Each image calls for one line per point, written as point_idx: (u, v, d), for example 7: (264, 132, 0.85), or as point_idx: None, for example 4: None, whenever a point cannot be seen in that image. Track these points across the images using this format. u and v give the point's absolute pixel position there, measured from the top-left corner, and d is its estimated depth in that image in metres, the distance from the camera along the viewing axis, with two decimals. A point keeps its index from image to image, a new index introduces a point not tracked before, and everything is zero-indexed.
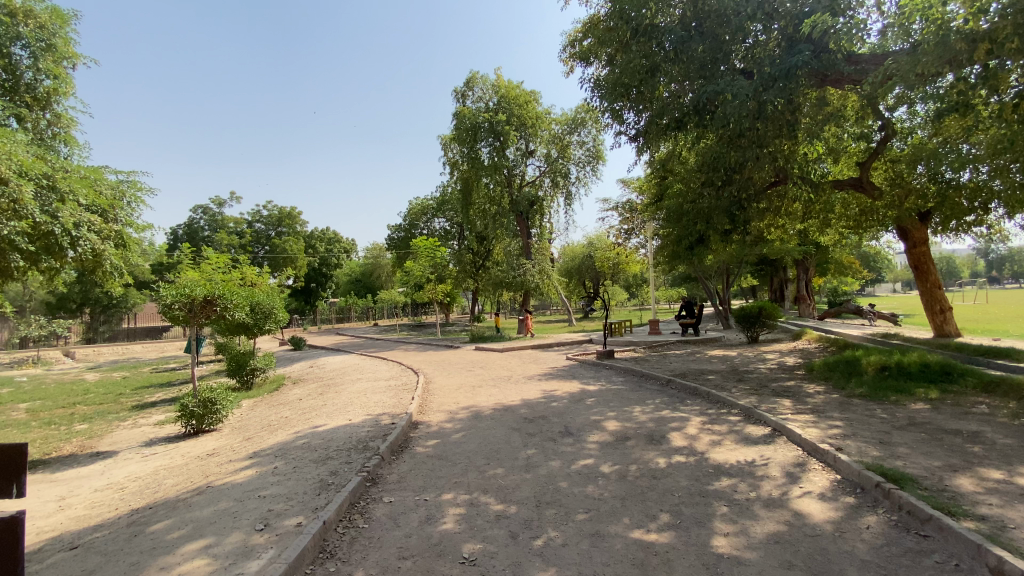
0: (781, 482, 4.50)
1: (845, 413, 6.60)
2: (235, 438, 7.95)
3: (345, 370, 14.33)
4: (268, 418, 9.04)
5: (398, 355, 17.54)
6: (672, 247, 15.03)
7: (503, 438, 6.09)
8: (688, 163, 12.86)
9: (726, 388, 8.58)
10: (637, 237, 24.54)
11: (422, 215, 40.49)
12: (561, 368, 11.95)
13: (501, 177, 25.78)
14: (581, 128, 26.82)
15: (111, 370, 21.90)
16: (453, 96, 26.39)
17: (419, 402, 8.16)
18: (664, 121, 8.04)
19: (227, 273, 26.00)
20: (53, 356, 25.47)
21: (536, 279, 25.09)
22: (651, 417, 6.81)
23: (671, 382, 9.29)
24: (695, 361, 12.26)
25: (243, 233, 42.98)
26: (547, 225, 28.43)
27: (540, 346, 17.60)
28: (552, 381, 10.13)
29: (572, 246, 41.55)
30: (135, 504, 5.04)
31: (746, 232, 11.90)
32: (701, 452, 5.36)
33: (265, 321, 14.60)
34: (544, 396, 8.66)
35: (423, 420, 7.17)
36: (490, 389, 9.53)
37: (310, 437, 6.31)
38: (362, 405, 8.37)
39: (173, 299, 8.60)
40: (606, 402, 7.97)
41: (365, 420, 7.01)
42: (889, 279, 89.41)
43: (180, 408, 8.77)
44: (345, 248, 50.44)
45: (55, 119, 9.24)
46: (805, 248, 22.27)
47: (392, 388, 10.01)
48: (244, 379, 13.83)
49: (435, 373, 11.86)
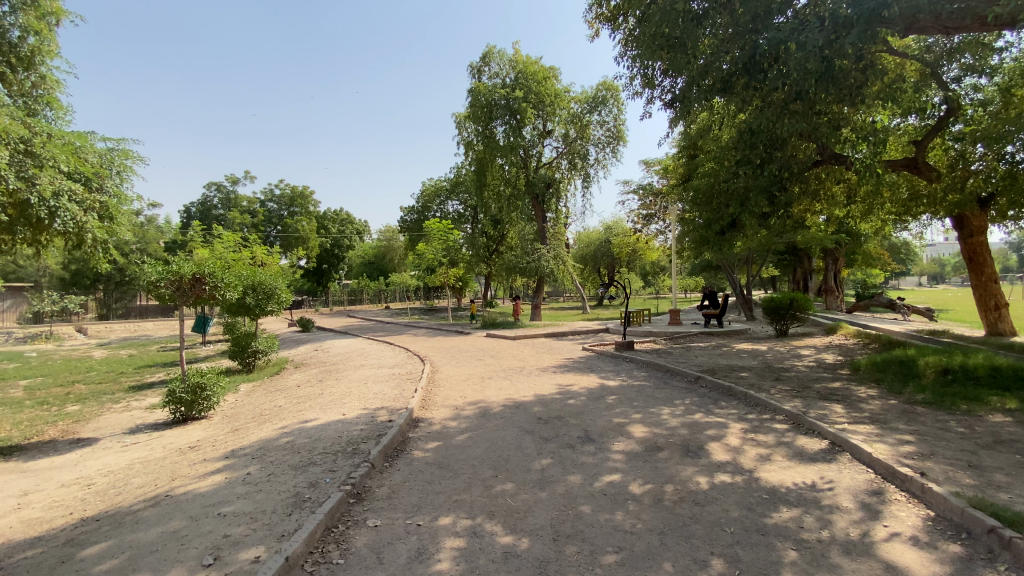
0: (858, 518, 3.64)
1: (912, 424, 5.70)
2: (223, 429, 7.30)
3: (349, 355, 13.68)
4: (262, 407, 8.38)
5: (406, 340, 16.91)
6: (699, 232, 13.98)
7: (513, 443, 5.29)
8: (722, 138, 11.79)
9: (764, 388, 7.68)
10: (657, 223, 23.46)
11: (435, 197, 39.78)
12: (577, 360, 11.12)
13: (516, 158, 24.84)
14: (602, 107, 25.53)
15: (121, 348, 21.65)
16: (468, 72, 25.36)
17: (422, 395, 7.41)
18: (710, 79, 7.13)
19: (237, 252, 25.52)
20: (66, 331, 25.39)
21: (551, 265, 24.21)
22: (683, 422, 5.98)
23: (701, 379, 8.41)
24: (723, 355, 11.33)
25: (256, 213, 42.56)
26: (563, 209, 27.46)
27: (554, 334, 16.77)
28: (567, 374, 9.30)
29: (588, 232, 40.56)
30: (87, 511, 4.36)
31: (786, 215, 10.89)
32: (748, 470, 4.53)
33: (267, 302, 13.96)
34: (559, 391, 7.84)
35: (424, 417, 6.42)
36: (500, 381, 8.74)
37: (297, 434, 5.59)
38: (361, 396, 7.64)
39: (159, 276, 7.87)
40: (629, 400, 7.14)
41: (359, 416, 6.26)
42: (915, 273, 86.50)
43: (167, 394, 8.13)
44: (358, 230, 49.98)
45: (41, 81, 7.94)
46: (837, 237, 21.07)
47: (395, 377, 9.28)
48: (245, 361, 13.32)
49: (443, 362, 11.14)
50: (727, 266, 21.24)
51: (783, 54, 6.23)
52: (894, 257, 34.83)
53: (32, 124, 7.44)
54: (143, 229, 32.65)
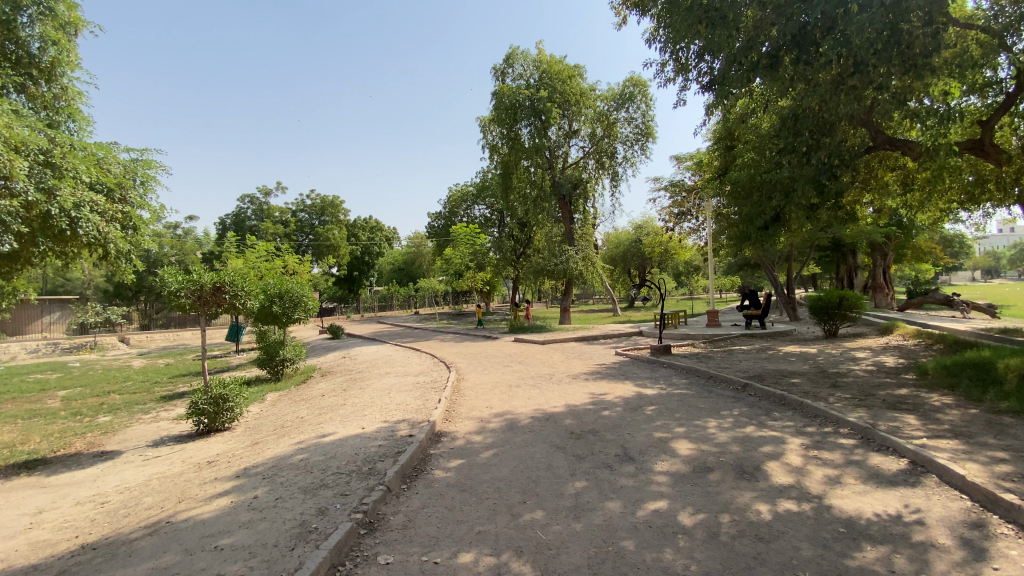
0: (962, 559, 2.99)
1: (1004, 438, 4.92)
2: (243, 442, 7.05)
3: (376, 362, 13.45)
4: (284, 418, 8.14)
5: (433, 346, 16.61)
6: (739, 228, 13.19)
7: (544, 462, 4.80)
8: (765, 125, 11.06)
9: (820, 396, 6.94)
10: (691, 220, 22.50)
11: (462, 202, 39.74)
12: (610, 366, 10.52)
13: (542, 160, 24.39)
14: (629, 104, 24.81)
15: (159, 357, 22.20)
16: (492, 74, 25.13)
17: (446, 407, 6.99)
18: (754, 57, 6.65)
19: (269, 262, 25.91)
20: (109, 341, 26.28)
21: (580, 267, 23.57)
22: (732, 437, 5.37)
23: (749, 387, 7.71)
24: (768, 359, 10.53)
25: (288, 223, 43.27)
26: (591, 210, 26.84)
27: (585, 338, 16.16)
28: (600, 381, 8.74)
29: (617, 233, 39.66)
30: (90, 535, 4.11)
31: (837, 206, 10.08)
32: (816, 497, 3.90)
33: (295, 311, 13.80)
34: (592, 400, 7.30)
35: (448, 430, 6.00)
36: (529, 390, 8.27)
37: (312, 451, 5.24)
38: (383, 407, 7.27)
39: (177, 285, 7.70)
40: (670, 412, 6.54)
41: (379, 430, 5.88)
42: (967, 267, 81.68)
43: (189, 406, 7.97)
44: (387, 236, 50.48)
45: (61, 92, 8.48)
46: (886, 230, 19.74)
47: (419, 386, 8.91)
48: (274, 369, 13.26)
49: (470, 369, 10.74)
50: (766, 263, 20.24)
51: (841, 19, 5.69)
52: (946, 251, 32.68)
53: (53, 135, 7.50)
54: (181, 241, 33.63)
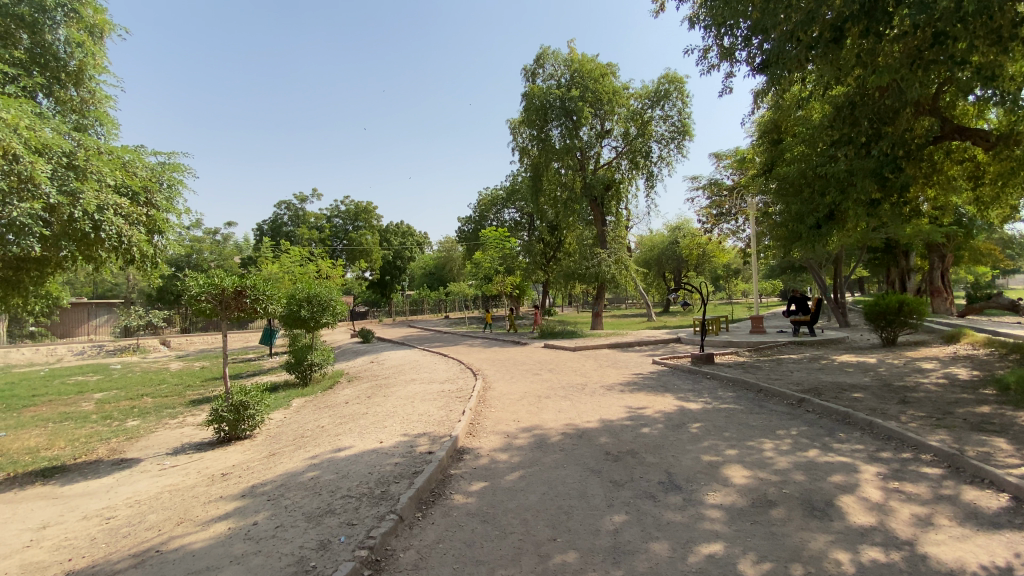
0: None
1: None
2: (261, 453, 6.77)
3: (403, 368, 13.15)
4: (305, 427, 7.86)
5: (461, 351, 16.24)
6: (786, 227, 12.26)
7: (576, 489, 4.27)
8: (818, 115, 10.20)
9: (890, 414, 6.13)
10: (731, 221, 21.40)
11: (492, 207, 39.56)
12: (647, 375, 9.86)
13: (574, 161, 23.79)
14: (664, 102, 23.92)
15: (195, 360, 22.70)
16: (522, 75, 24.76)
17: (471, 419, 6.54)
18: (814, 32, 6.04)
19: (302, 266, 26.22)
20: (151, 344, 27.12)
21: (613, 270, 22.81)
22: (794, 463, 4.69)
23: (805, 403, 6.96)
24: (822, 370, 9.64)
25: (323, 228, 43.93)
26: (624, 212, 26.04)
27: (619, 345, 15.46)
28: (637, 393, 8.11)
29: (651, 235, 38.53)
30: (83, 559, 3.81)
31: (900, 201, 9.16)
32: (907, 543, 3.22)
33: (322, 314, 13.62)
34: (629, 415, 6.71)
35: (471, 447, 5.54)
36: (560, 401, 7.72)
37: (324, 468, 4.84)
38: (404, 418, 6.87)
39: (199, 289, 7.48)
40: (717, 430, 5.89)
41: (398, 444, 5.44)
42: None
43: (211, 412, 7.78)
44: (418, 241, 50.78)
45: (89, 96, 8.51)
46: (947, 230, 18.23)
47: (444, 395, 8.48)
48: (301, 374, 13.14)
49: (497, 377, 10.26)
50: (813, 266, 19.06)
51: None
52: (1011, 252, 30.24)
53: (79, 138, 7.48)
54: (220, 246, 34.57)
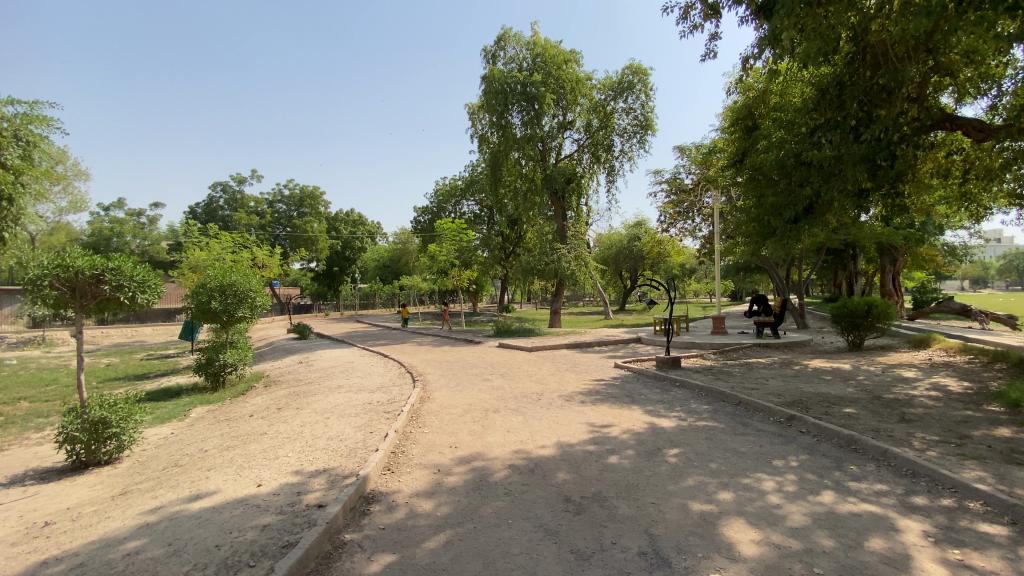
0: None
1: None
2: (109, 490, 4.94)
3: (331, 370, 11.40)
4: (184, 450, 6.13)
5: (406, 350, 14.62)
6: (758, 221, 11.41)
7: (525, 567, 2.93)
8: (801, 96, 9.32)
9: (898, 439, 5.16)
10: (695, 218, 20.73)
11: (450, 198, 37.79)
12: (609, 382, 8.72)
13: (534, 151, 22.52)
14: (627, 93, 22.96)
15: (102, 356, 19.89)
16: (482, 56, 23.22)
17: (394, 447, 5.08)
18: None
19: (234, 253, 23.69)
20: (56, 336, 23.91)
21: (572, 266, 21.68)
22: (813, 518, 3.51)
23: (795, 421, 5.92)
24: (797, 377, 8.78)
25: (264, 214, 40.60)
26: (584, 208, 25.02)
27: (578, 345, 14.27)
28: (600, 406, 6.86)
29: (609, 233, 37.82)
30: None
31: (887, 193, 8.34)
32: None
33: (238, 307, 11.70)
34: (593, 437, 5.44)
35: (385, 490, 4.11)
36: (510, 417, 6.35)
37: (152, 537, 3.26)
38: (305, 444, 5.31)
39: (40, 272, 5.63)
40: (702, 461, 4.72)
41: (278, 491, 3.91)
42: (958, 276, 81.26)
43: (57, 431, 5.88)
44: (370, 231, 48.10)
45: None
46: (902, 234, 18.19)
47: (370, 408, 6.95)
48: (212, 375, 11.23)
49: (440, 384, 8.80)
50: (773, 267, 18.61)
51: None
52: (950, 260, 31.24)
53: None
54: (144, 229, 31.18)
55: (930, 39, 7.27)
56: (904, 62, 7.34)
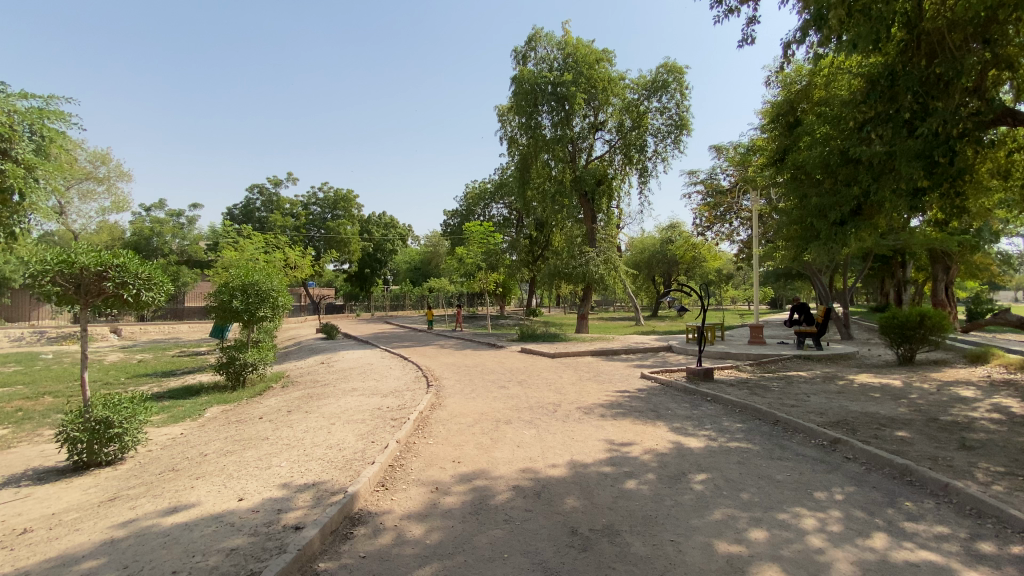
0: None
1: None
2: (101, 495, 4.80)
3: (348, 372, 11.23)
4: (186, 454, 5.98)
5: (428, 353, 14.37)
6: (800, 224, 10.61)
7: None
8: (848, 89, 8.58)
9: (964, 470, 4.46)
10: (731, 221, 19.79)
11: (480, 201, 37.62)
12: (633, 394, 8.17)
13: (564, 153, 22.04)
14: (662, 93, 22.21)
15: (140, 352, 20.50)
16: (513, 57, 22.91)
17: (392, 461, 4.74)
18: None
19: (266, 253, 24.10)
20: (98, 332, 24.81)
21: (601, 270, 21.08)
22: (863, 569, 2.95)
23: (840, 445, 5.27)
24: (842, 394, 8.01)
25: (298, 216, 41.40)
26: (614, 211, 24.37)
27: (604, 352, 13.71)
28: (622, 421, 6.34)
29: (642, 237, 36.88)
30: None
31: (945, 193, 7.48)
32: None
33: (260, 306, 11.68)
34: (610, 457, 4.95)
35: (373, 510, 3.76)
36: (523, 430, 5.92)
37: (114, 557, 3.00)
38: (301, 453, 5.04)
39: (43, 269, 5.57)
40: (731, 489, 4.18)
41: (258, 508, 3.63)
42: (1019, 288, 76.19)
43: (60, 430, 5.83)
44: (401, 234, 48.48)
45: None
46: (960, 239, 16.83)
47: (377, 415, 6.66)
48: (231, 374, 11.24)
49: (455, 390, 8.44)
50: (815, 274, 17.54)
51: None
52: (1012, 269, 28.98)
53: None
54: (184, 230, 32.25)
55: (988, 28, 6.59)
56: (964, 49, 6.61)
